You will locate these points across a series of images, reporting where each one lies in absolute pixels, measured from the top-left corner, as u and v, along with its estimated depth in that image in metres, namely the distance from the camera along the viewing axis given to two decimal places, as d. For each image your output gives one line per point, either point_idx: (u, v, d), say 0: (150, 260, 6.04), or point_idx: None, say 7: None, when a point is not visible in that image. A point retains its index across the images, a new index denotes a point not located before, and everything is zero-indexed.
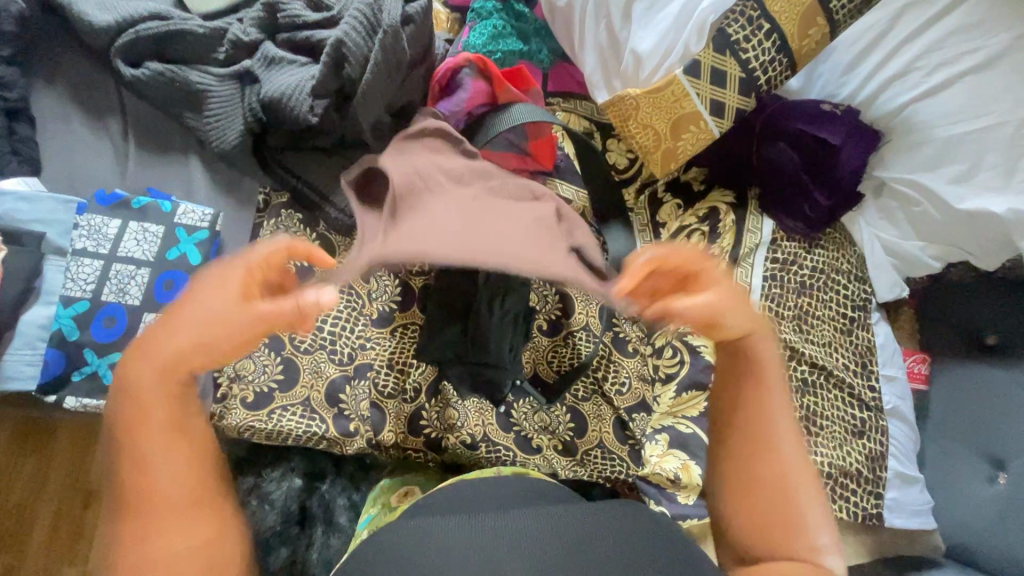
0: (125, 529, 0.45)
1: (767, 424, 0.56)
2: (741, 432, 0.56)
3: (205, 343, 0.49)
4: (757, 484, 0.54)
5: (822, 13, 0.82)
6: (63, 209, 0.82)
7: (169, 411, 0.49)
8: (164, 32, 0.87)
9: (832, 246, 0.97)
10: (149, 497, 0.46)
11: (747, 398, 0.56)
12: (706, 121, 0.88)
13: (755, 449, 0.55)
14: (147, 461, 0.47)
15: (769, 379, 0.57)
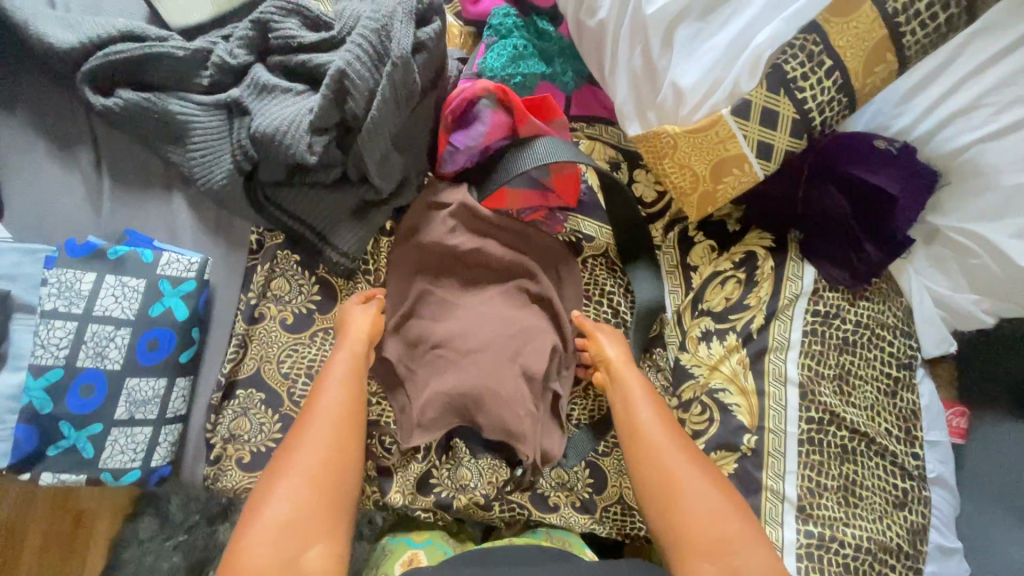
0: (292, 454, 0.65)
1: (651, 438, 0.73)
2: (640, 453, 0.72)
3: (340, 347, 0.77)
4: (666, 483, 0.69)
5: (893, 48, 0.73)
6: (29, 260, 0.73)
7: (339, 389, 0.72)
8: (138, 57, 0.76)
9: (878, 298, 0.89)
10: (315, 434, 0.67)
11: (630, 420, 0.76)
12: (751, 163, 0.79)
13: (651, 460, 0.71)
14: (297, 432, 0.68)
15: (644, 396, 0.78)
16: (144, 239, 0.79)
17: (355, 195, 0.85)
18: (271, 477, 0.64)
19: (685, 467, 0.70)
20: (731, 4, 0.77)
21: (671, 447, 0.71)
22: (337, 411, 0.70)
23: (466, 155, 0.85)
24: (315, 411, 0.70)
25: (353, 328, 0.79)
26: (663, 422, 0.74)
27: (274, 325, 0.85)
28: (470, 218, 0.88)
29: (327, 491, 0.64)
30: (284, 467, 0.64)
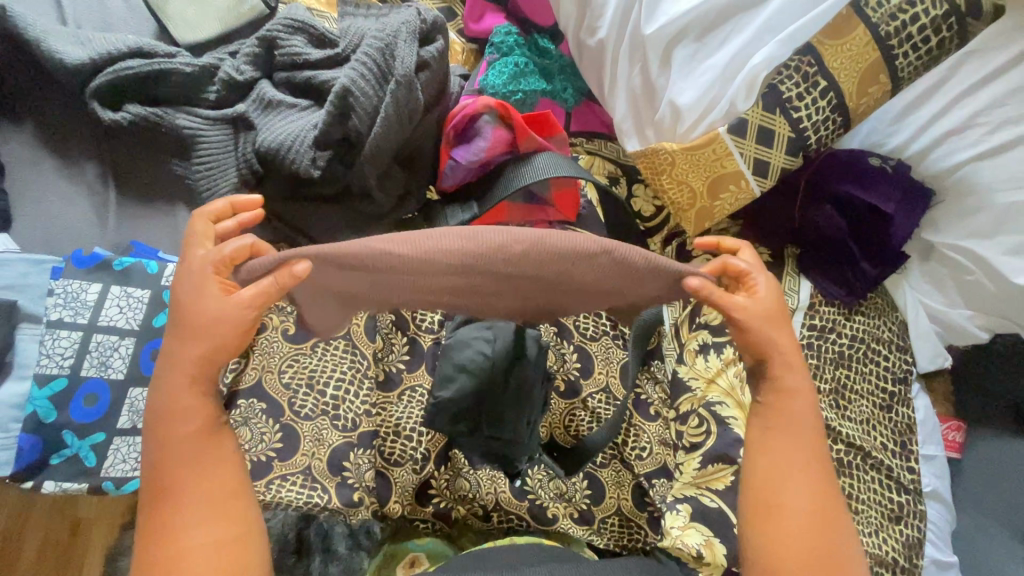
0: (175, 533, 0.49)
1: (786, 455, 0.55)
2: (764, 457, 0.56)
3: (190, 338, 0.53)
4: (768, 507, 0.54)
5: (887, 70, 0.74)
6: (36, 271, 0.74)
7: (192, 433, 0.52)
8: (146, 73, 0.77)
9: (873, 313, 0.90)
10: (197, 494, 0.50)
11: (769, 418, 0.57)
12: (748, 180, 0.80)
13: (775, 477, 0.55)
14: (171, 499, 0.50)
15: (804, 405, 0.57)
16: (149, 249, 0.81)
17: (356, 209, 0.86)
18: (156, 555, 0.49)
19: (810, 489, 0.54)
20: (729, 25, 0.78)
21: (799, 461, 0.55)
22: (201, 461, 0.52)
23: (466, 171, 0.86)
24: (187, 473, 0.51)
25: (198, 310, 0.52)
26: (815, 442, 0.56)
27: (277, 336, 0.92)
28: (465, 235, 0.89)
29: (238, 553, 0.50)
30: (169, 548, 0.49)
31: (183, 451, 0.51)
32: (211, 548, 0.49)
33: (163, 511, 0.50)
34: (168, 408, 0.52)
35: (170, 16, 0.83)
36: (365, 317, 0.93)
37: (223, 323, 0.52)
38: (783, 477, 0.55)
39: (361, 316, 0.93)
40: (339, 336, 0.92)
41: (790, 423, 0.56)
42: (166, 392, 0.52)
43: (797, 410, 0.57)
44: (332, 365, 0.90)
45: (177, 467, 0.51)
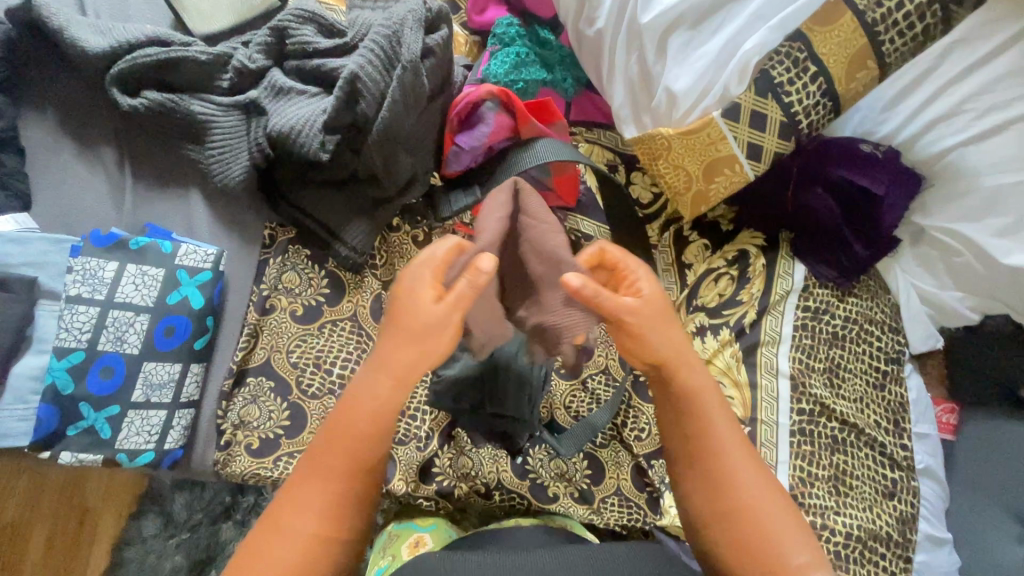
0: (290, 510, 0.54)
1: (716, 450, 0.60)
2: (702, 461, 0.61)
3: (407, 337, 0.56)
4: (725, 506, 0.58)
5: (874, 55, 0.77)
6: (56, 249, 0.77)
7: (360, 418, 0.56)
8: (163, 60, 0.81)
9: (866, 294, 0.93)
10: (331, 480, 0.55)
11: (694, 424, 0.62)
12: (742, 163, 0.83)
13: (709, 470, 0.60)
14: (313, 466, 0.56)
15: (712, 404, 0.62)
16: (162, 231, 0.83)
17: (364, 194, 0.89)
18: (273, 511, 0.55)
19: (749, 472, 0.59)
20: (722, 14, 0.81)
21: (731, 459, 0.60)
22: (353, 448, 0.56)
23: (470, 156, 0.89)
24: (337, 457, 0.55)
25: (419, 313, 0.55)
26: (733, 431, 0.61)
27: (286, 316, 0.89)
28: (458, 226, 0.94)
29: (323, 556, 0.54)
30: (283, 518, 0.54)
31: (352, 440, 0.56)
32: (304, 542, 0.53)
33: (302, 479, 0.55)
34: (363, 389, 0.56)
35: (186, 7, 0.86)
36: (372, 299, 0.92)
37: (427, 331, 0.55)
38: (724, 477, 0.59)
39: (367, 297, 0.92)
40: (345, 317, 0.91)
41: (703, 422, 0.61)
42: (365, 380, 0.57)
43: (707, 411, 0.62)
44: (339, 347, 0.89)
45: (336, 445, 0.55)
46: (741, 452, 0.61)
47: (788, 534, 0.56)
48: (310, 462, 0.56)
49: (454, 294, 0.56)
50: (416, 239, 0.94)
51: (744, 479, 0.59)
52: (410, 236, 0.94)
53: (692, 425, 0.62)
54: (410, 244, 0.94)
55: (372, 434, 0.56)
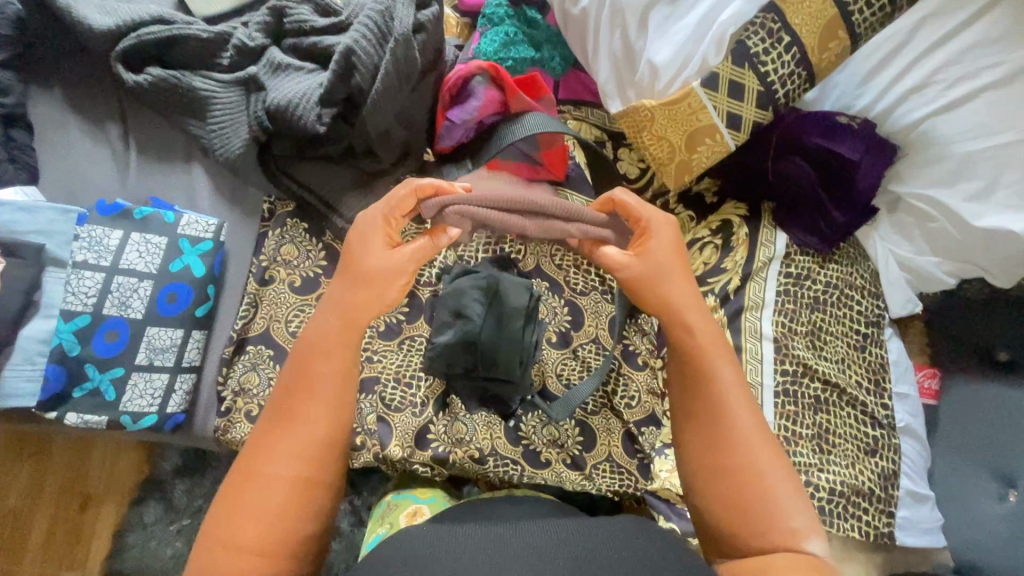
0: (264, 458, 0.57)
1: (721, 396, 0.62)
2: (703, 410, 0.63)
3: (356, 290, 0.64)
4: (722, 450, 0.61)
5: (844, 25, 0.81)
6: (62, 218, 0.80)
7: (321, 360, 0.61)
8: (167, 37, 0.84)
9: (845, 260, 0.96)
10: (301, 423, 0.59)
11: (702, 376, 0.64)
12: (722, 133, 0.86)
13: (715, 421, 0.62)
14: (284, 418, 0.59)
15: (718, 356, 0.64)
16: (166, 204, 0.87)
17: (358, 168, 0.93)
18: (248, 459, 0.58)
19: (749, 421, 0.61)
20: None
21: (735, 407, 0.62)
22: (314, 389, 0.60)
23: (460, 130, 0.93)
24: (302, 402, 0.59)
25: (363, 262, 0.64)
26: (736, 375, 0.63)
27: (283, 287, 0.92)
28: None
29: (306, 496, 0.56)
30: (259, 467, 0.57)
31: (318, 383, 0.61)
32: (285, 485, 0.56)
33: (274, 429, 0.59)
34: (315, 337, 0.62)
35: None
36: None
37: (378, 274, 0.64)
38: (727, 422, 0.61)
39: None
40: None
41: (706, 375, 0.64)
42: (313, 328, 0.63)
43: (712, 364, 0.64)
44: None
45: (299, 394, 0.60)
46: (746, 413, 0.62)
47: (783, 495, 0.58)
48: (274, 414, 0.60)
49: (407, 251, 0.66)
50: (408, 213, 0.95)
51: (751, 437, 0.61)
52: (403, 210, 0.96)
53: (700, 379, 0.64)
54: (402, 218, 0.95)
55: (332, 370, 0.61)
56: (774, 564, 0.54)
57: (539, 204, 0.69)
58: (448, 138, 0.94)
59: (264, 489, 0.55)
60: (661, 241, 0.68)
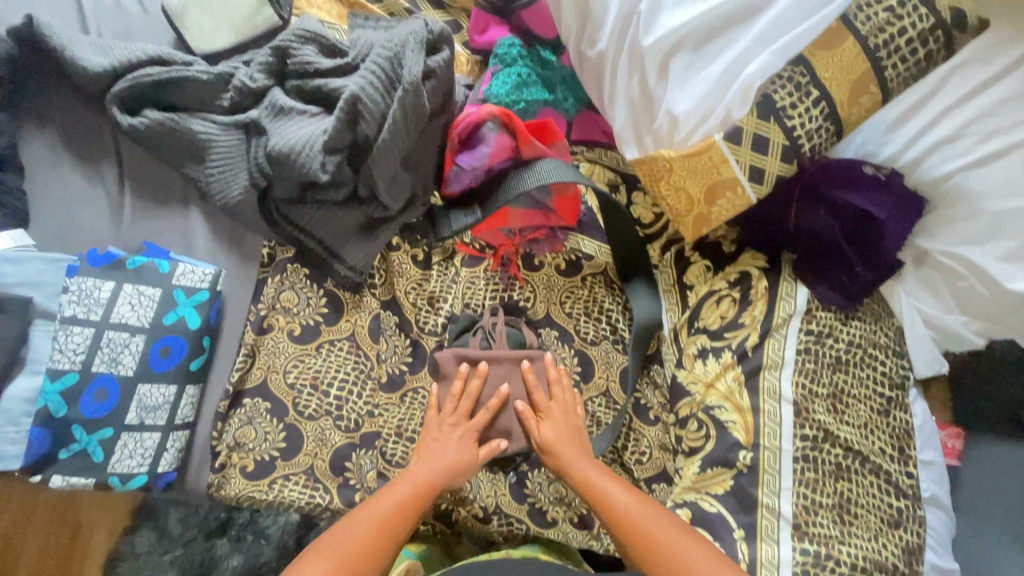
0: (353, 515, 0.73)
1: (620, 515, 0.76)
2: (623, 527, 0.75)
3: (449, 422, 0.84)
4: (651, 551, 0.72)
5: (877, 79, 0.76)
6: (52, 268, 0.76)
7: (443, 467, 0.80)
8: (163, 80, 0.80)
9: (869, 318, 0.91)
10: (399, 496, 0.76)
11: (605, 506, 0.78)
12: (743, 186, 0.82)
13: (636, 535, 0.74)
14: (386, 491, 0.77)
15: (607, 482, 0.79)
16: (161, 250, 0.83)
17: (362, 213, 0.89)
18: (350, 515, 0.74)
19: (651, 518, 0.75)
20: (724, 36, 0.79)
21: (642, 513, 0.75)
22: (417, 475, 0.79)
23: (468, 176, 0.89)
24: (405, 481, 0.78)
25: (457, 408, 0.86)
26: (621, 490, 0.78)
27: (282, 337, 0.89)
28: (458, 246, 0.96)
29: (380, 546, 0.71)
30: (355, 516, 0.73)
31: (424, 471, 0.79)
32: (366, 529, 0.72)
33: (360, 509, 0.75)
34: (434, 441, 0.83)
35: (187, 25, 0.86)
36: (369, 319, 0.92)
37: (470, 452, 0.82)
38: (646, 531, 0.74)
39: (365, 317, 0.93)
40: (343, 337, 0.91)
41: (609, 505, 0.77)
42: (434, 438, 0.84)
43: (606, 490, 0.78)
44: (336, 366, 0.90)
45: (408, 476, 0.79)
46: (653, 516, 0.75)
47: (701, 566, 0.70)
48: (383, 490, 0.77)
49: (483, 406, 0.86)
50: (415, 259, 0.95)
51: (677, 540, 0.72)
52: (409, 256, 0.95)
53: (613, 518, 0.76)
54: (409, 264, 0.94)
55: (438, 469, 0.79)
56: None
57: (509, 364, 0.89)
58: (453, 185, 0.91)
59: (350, 527, 0.71)
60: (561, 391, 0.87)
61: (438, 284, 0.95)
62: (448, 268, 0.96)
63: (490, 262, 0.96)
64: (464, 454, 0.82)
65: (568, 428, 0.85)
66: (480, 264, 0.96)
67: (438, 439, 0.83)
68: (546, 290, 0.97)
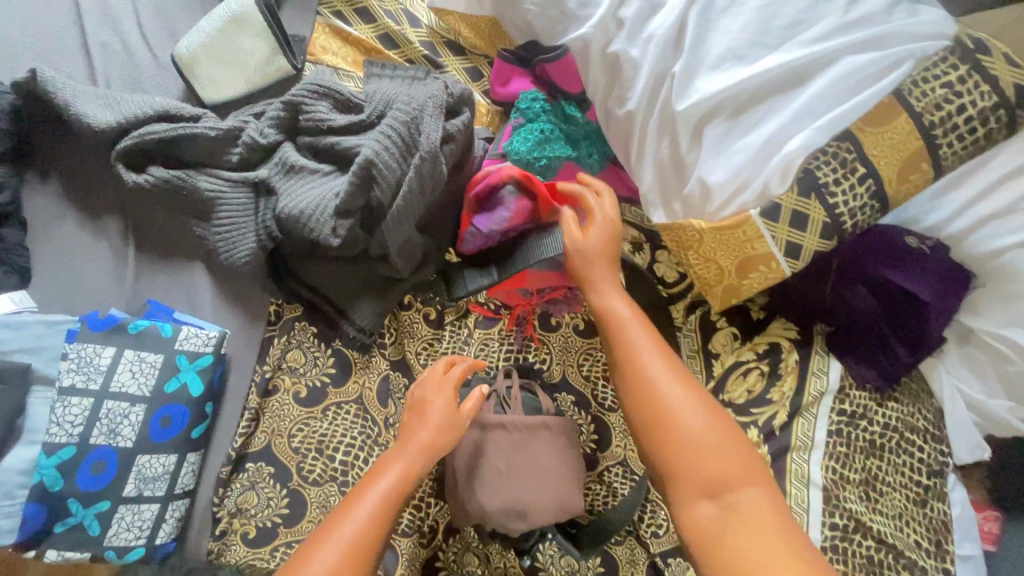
0: (342, 517, 0.60)
1: (638, 368, 0.65)
2: (638, 390, 0.64)
3: (418, 418, 0.72)
4: (663, 419, 0.61)
5: (929, 158, 0.70)
6: (50, 332, 0.74)
7: (421, 453, 0.68)
8: (170, 137, 0.77)
9: (907, 399, 0.86)
10: (381, 482, 0.64)
11: (627, 360, 0.66)
12: (779, 261, 0.76)
13: (649, 401, 0.63)
14: (366, 483, 0.64)
15: (632, 327, 0.68)
16: (164, 309, 0.80)
17: (375, 272, 0.86)
18: (335, 516, 0.61)
19: (670, 383, 0.63)
20: (765, 104, 0.73)
21: (664, 380, 0.63)
22: (396, 459, 0.67)
23: (487, 238, 0.84)
24: (389, 465, 0.66)
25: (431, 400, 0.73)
26: (653, 349, 0.66)
27: (288, 399, 0.86)
28: (472, 306, 0.92)
29: (366, 550, 0.58)
30: (334, 526, 0.59)
31: (409, 451, 0.68)
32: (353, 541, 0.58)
33: (337, 517, 0.60)
34: (412, 421, 0.72)
35: (196, 74, 0.82)
36: (379, 381, 0.89)
37: (452, 427, 0.72)
38: (664, 394, 0.62)
39: (374, 378, 0.89)
40: (350, 399, 0.87)
41: (629, 356, 0.66)
42: (410, 425, 0.72)
43: (632, 338, 0.68)
44: (342, 430, 0.86)
45: (387, 462, 0.67)
46: (674, 383, 0.63)
47: (720, 452, 0.59)
48: (361, 484, 0.65)
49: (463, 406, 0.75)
50: (427, 318, 0.91)
51: (696, 417, 0.61)
52: (421, 315, 0.91)
53: (634, 376, 0.65)
54: (420, 322, 0.91)
55: (419, 455, 0.68)
56: (741, 506, 0.56)
57: (522, 423, 0.83)
58: (468, 245, 0.86)
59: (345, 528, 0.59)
60: (603, 224, 0.75)
61: (451, 345, 0.90)
62: (461, 328, 0.91)
63: (505, 323, 0.92)
64: (435, 450, 0.69)
65: (598, 262, 0.74)
66: (495, 326, 0.92)
67: (411, 423, 0.72)
68: (563, 352, 0.93)
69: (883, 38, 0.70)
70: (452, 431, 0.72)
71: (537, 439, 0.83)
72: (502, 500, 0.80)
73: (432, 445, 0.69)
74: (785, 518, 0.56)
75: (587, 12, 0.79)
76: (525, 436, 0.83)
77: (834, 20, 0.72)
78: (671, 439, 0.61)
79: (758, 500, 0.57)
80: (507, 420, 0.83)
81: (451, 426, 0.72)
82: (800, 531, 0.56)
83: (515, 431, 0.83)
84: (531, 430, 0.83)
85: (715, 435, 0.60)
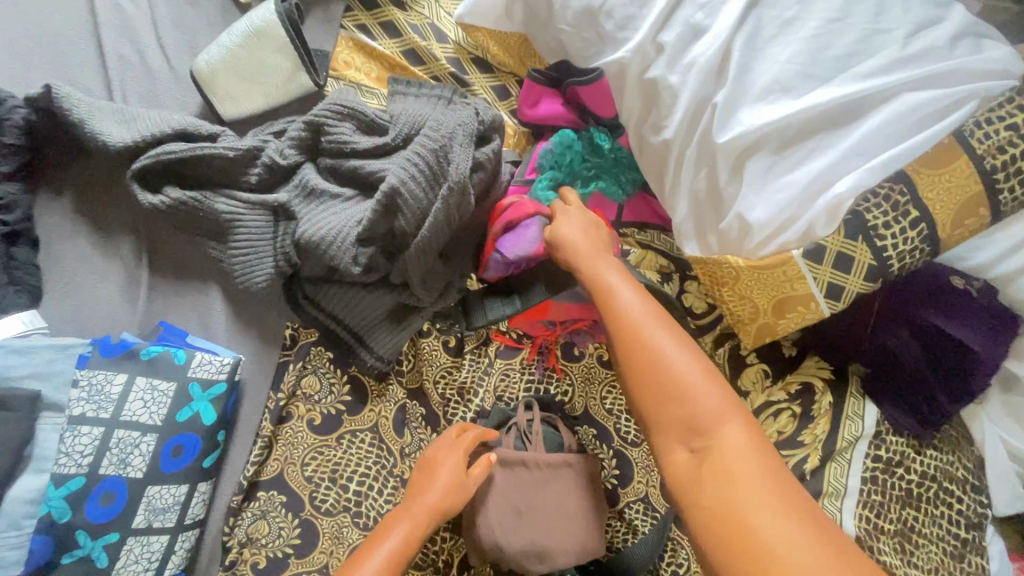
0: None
1: (619, 308, 0.61)
2: (617, 329, 0.60)
3: (426, 475, 0.71)
4: (643, 356, 0.57)
5: (987, 203, 0.67)
6: (62, 357, 0.71)
7: (427, 516, 0.66)
8: (187, 157, 0.74)
9: (945, 447, 0.82)
10: (385, 545, 0.62)
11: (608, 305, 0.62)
12: (818, 302, 0.72)
13: (628, 342, 0.58)
14: (371, 545, 0.63)
15: (613, 273, 0.65)
16: (177, 332, 0.78)
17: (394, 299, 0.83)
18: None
19: (650, 322, 0.59)
20: (813, 140, 0.70)
21: (645, 320, 0.59)
22: (401, 521, 0.65)
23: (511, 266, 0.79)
24: (394, 526, 0.65)
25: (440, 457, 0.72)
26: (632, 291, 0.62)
27: (302, 426, 0.84)
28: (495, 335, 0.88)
29: None
30: None
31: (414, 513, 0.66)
32: None
33: None
34: (419, 479, 0.71)
35: (214, 89, 0.79)
36: (395, 410, 0.86)
37: (460, 490, 0.70)
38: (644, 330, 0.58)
39: (390, 407, 0.86)
40: (365, 429, 0.84)
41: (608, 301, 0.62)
42: (417, 483, 0.70)
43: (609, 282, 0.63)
44: (356, 460, 0.83)
45: (393, 521, 0.65)
46: (654, 321, 0.59)
47: (703, 387, 0.54)
48: (364, 545, 0.63)
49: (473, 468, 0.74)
50: (446, 345, 0.89)
51: (671, 354, 0.56)
52: (441, 342, 0.89)
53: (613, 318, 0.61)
54: (439, 350, 0.88)
55: (424, 517, 0.66)
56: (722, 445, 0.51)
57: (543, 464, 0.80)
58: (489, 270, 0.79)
59: None
60: (574, 214, 0.72)
61: (469, 375, 0.87)
62: (481, 358, 0.89)
63: (527, 353, 0.89)
64: (442, 513, 0.68)
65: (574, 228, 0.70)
66: (517, 356, 0.89)
67: (420, 481, 0.71)
68: (585, 384, 0.89)
69: (943, 76, 0.67)
70: (459, 496, 0.70)
71: (557, 479, 0.81)
72: (521, 537, 0.77)
73: (438, 508, 0.68)
74: (769, 454, 0.51)
75: (625, 35, 0.75)
76: (546, 476, 0.80)
77: (891, 54, 0.68)
78: (651, 376, 0.56)
79: (740, 436, 0.51)
80: (527, 459, 0.80)
81: (457, 489, 0.70)
82: (790, 478, 0.50)
83: (535, 470, 0.80)
84: (552, 471, 0.81)
85: (698, 373, 0.55)
